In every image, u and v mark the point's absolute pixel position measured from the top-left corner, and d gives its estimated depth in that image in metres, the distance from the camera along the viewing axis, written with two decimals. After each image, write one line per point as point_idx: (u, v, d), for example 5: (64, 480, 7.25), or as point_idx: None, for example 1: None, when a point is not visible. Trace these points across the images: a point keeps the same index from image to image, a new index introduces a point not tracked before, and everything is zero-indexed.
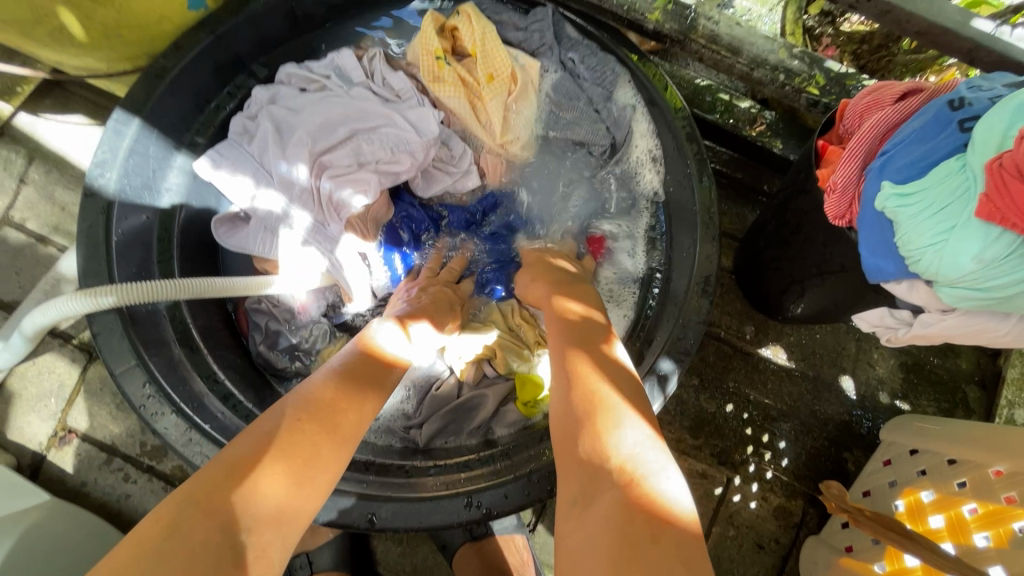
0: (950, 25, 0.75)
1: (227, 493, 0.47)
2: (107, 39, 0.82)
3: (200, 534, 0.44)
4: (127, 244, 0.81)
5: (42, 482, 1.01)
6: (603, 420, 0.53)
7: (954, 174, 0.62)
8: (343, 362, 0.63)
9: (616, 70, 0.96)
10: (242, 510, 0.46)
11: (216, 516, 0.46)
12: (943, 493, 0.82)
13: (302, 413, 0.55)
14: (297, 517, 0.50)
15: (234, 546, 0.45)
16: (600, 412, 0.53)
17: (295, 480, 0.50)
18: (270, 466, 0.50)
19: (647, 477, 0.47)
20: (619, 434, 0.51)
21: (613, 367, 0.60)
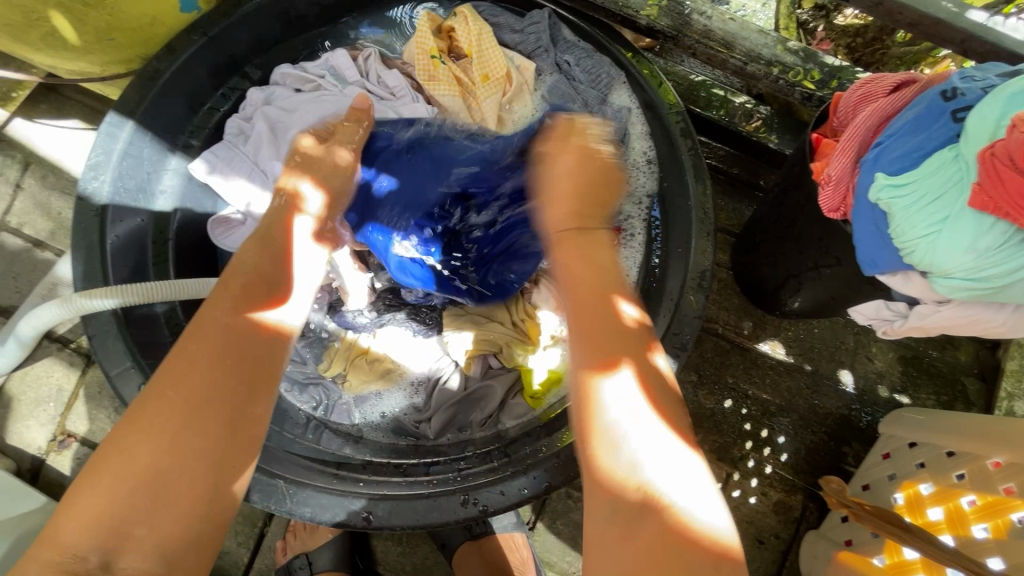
0: (942, 17, 0.75)
1: (70, 518, 0.48)
2: (99, 42, 0.82)
3: (44, 566, 0.46)
4: (122, 246, 0.81)
5: (41, 486, 1.01)
6: (642, 444, 0.51)
7: (947, 164, 0.62)
8: (208, 337, 0.58)
9: (611, 73, 0.97)
10: (80, 534, 0.47)
11: (58, 546, 0.47)
12: (942, 484, 0.82)
13: (156, 414, 0.53)
14: (182, 526, 0.50)
15: (80, 566, 0.46)
16: (637, 432, 0.52)
17: (163, 450, 0.51)
18: (111, 473, 0.50)
19: (690, 501, 0.48)
20: (655, 463, 0.50)
21: (659, 385, 0.56)
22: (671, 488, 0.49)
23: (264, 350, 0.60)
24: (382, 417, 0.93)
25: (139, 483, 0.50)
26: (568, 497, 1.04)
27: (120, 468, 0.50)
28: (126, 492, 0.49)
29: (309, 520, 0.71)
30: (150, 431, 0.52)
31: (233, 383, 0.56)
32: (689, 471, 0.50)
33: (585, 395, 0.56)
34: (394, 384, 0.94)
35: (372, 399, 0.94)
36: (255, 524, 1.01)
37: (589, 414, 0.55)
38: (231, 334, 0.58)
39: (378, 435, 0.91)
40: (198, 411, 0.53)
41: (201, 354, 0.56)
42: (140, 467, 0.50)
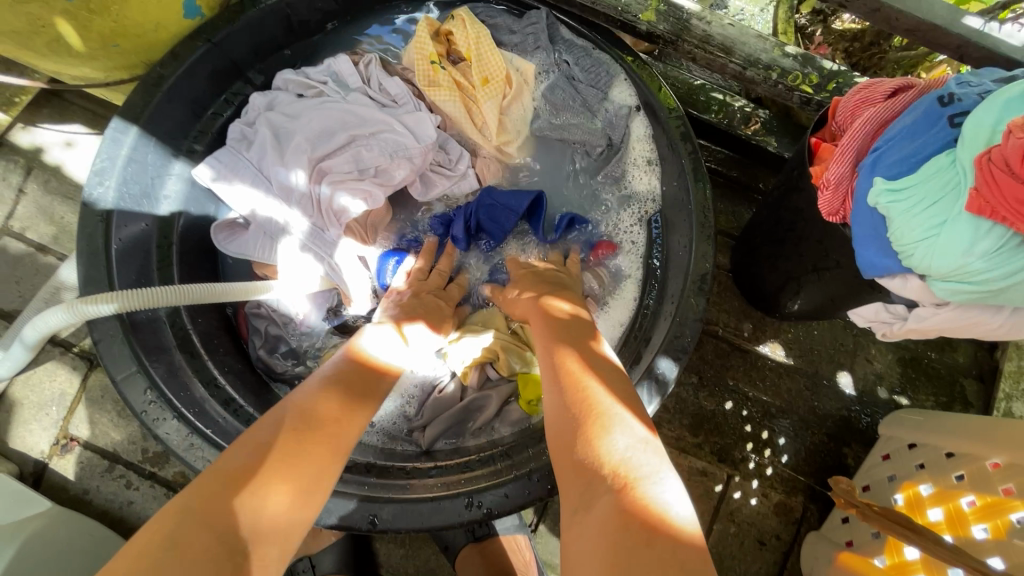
0: (938, 23, 0.76)
1: (236, 506, 0.47)
2: (103, 48, 0.83)
3: (201, 546, 0.44)
4: (127, 251, 0.81)
5: (44, 489, 1.02)
6: (591, 424, 0.54)
7: (944, 169, 0.62)
8: (332, 369, 0.65)
9: (610, 72, 1.00)
10: (246, 518, 0.47)
11: (216, 526, 0.45)
12: (942, 485, 0.82)
13: (291, 416, 0.56)
14: (298, 533, 0.51)
15: (235, 546, 0.45)
16: (593, 402, 0.56)
17: (315, 458, 0.54)
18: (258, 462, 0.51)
19: (639, 461, 0.49)
20: (603, 437, 0.52)
21: (612, 377, 0.61)
22: (622, 448, 0.50)
23: (375, 385, 0.66)
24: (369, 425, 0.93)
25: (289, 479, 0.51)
26: None
27: (268, 457, 0.52)
28: (287, 487, 0.51)
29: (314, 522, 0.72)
30: (287, 429, 0.55)
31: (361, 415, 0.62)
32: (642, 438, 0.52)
33: (553, 385, 0.62)
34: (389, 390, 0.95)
35: None
36: None
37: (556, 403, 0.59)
38: (358, 369, 0.66)
39: (373, 439, 0.91)
40: (329, 419, 0.58)
41: (331, 379, 0.63)
42: (294, 466, 0.52)
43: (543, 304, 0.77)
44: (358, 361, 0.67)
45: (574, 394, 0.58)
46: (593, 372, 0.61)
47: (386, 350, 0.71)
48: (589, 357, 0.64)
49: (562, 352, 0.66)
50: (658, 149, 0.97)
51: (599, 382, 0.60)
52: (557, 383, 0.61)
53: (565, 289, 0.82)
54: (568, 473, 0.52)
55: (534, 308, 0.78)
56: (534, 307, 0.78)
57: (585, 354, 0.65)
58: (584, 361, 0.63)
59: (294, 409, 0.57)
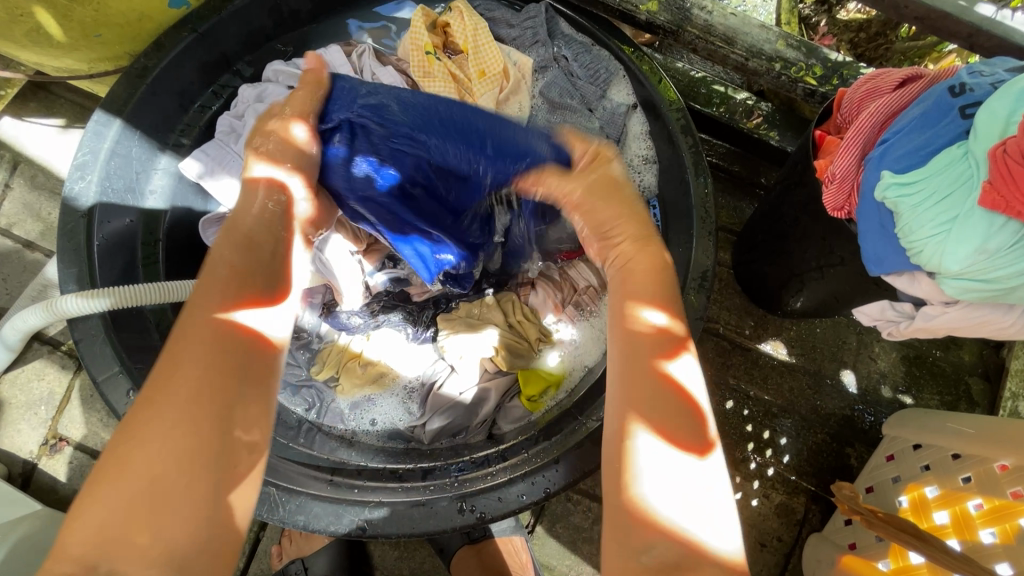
0: (948, 11, 0.73)
1: (36, 561, 0.38)
2: (85, 38, 0.80)
3: None
4: (110, 248, 0.79)
5: (32, 491, 1.00)
6: (660, 481, 0.43)
7: (957, 162, 0.60)
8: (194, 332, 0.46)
9: (610, 68, 0.96)
10: (56, 571, 0.37)
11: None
12: (948, 488, 0.80)
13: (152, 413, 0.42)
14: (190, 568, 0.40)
15: None
16: (666, 459, 0.44)
17: (183, 472, 0.41)
18: (110, 475, 0.41)
19: (717, 539, 0.42)
20: (676, 500, 0.43)
21: (683, 403, 0.47)
22: (697, 523, 0.42)
23: (246, 360, 0.47)
24: (373, 425, 0.92)
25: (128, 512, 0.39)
26: (568, 500, 1.02)
27: (120, 474, 0.41)
28: (123, 514, 0.39)
29: (302, 527, 0.69)
30: (146, 438, 0.41)
31: (253, 392, 0.46)
32: (720, 509, 0.43)
33: (615, 421, 0.48)
34: (385, 389, 0.93)
35: (366, 403, 0.93)
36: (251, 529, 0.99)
37: (618, 435, 0.47)
38: (218, 339, 0.46)
39: (374, 439, 0.90)
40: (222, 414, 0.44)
41: (212, 351, 0.45)
42: (137, 487, 0.40)
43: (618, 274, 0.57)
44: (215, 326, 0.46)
45: (641, 434, 0.46)
46: (667, 407, 0.47)
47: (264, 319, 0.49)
48: (654, 378, 0.48)
49: (645, 368, 0.49)
50: (653, 138, 0.93)
51: (669, 422, 0.46)
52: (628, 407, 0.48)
53: (638, 237, 0.60)
54: (623, 529, 0.43)
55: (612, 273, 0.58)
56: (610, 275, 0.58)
57: (658, 374, 0.49)
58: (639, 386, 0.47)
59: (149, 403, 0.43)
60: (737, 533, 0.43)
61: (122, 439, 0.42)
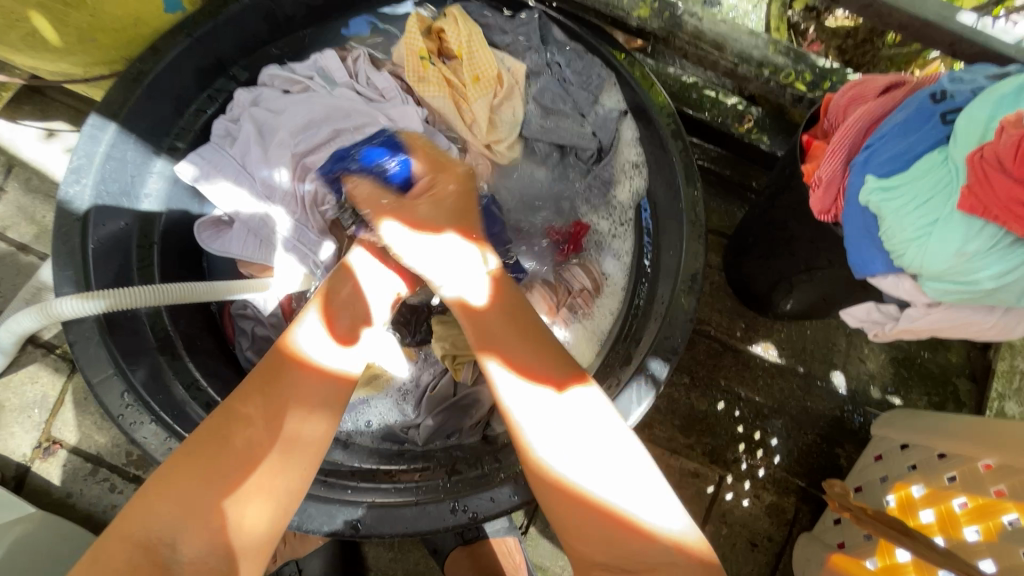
0: (931, 19, 0.75)
1: (140, 514, 0.52)
2: (81, 43, 0.81)
3: (120, 554, 0.50)
4: (105, 250, 0.79)
5: (26, 494, 1.00)
6: (584, 462, 0.57)
7: (937, 168, 0.62)
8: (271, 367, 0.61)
9: (602, 75, 0.97)
10: (150, 525, 0.51)
11: (132, 536, 0.51)
12: (934, 486, 0.82)
13: (220, 422, 0.57)
14: (262, 534, 0.55)
15: (154, 550, 0.51)
16: (571, 452, 0.58)
17: (247, 465, 0.55)
18: (189, 465, 0.54)
19: (634, 505, 0.56)
20: (611, 485, 0.56)
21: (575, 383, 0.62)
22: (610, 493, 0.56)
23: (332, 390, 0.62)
24: (368, 426, 0.92)
25: (204, 488, 0.53)
26: None
27: (199, 466, 0.54)
28: (200, 490, 0.53)
29: (296, 527, 0.70)
30: (221, 437, 0.56)
31: (304, 398, 0.60)
32: (631, 475, 0.57)
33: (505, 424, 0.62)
34: (380, 391, 0.93)
35: (360, 404, 0.93)
36: None
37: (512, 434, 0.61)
38: (294, 372, 0.61)
39: (368, 440, 0.90)
40: (284, 436, 0.57)
41: (278, 381, 0.60)
42: (203, 475, 0.54)
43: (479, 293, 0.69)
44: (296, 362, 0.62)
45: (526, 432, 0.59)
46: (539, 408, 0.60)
47: (317, 351, 0.63)
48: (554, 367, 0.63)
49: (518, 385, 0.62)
50: (642, 143, 0.95)
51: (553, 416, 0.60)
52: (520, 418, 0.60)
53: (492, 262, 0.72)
54: (553, 503, 0.58)
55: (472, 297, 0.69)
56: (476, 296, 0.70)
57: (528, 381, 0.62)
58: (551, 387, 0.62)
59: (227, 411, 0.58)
60: (649, 489, 0.57)
61: (199, 436, 0.56)
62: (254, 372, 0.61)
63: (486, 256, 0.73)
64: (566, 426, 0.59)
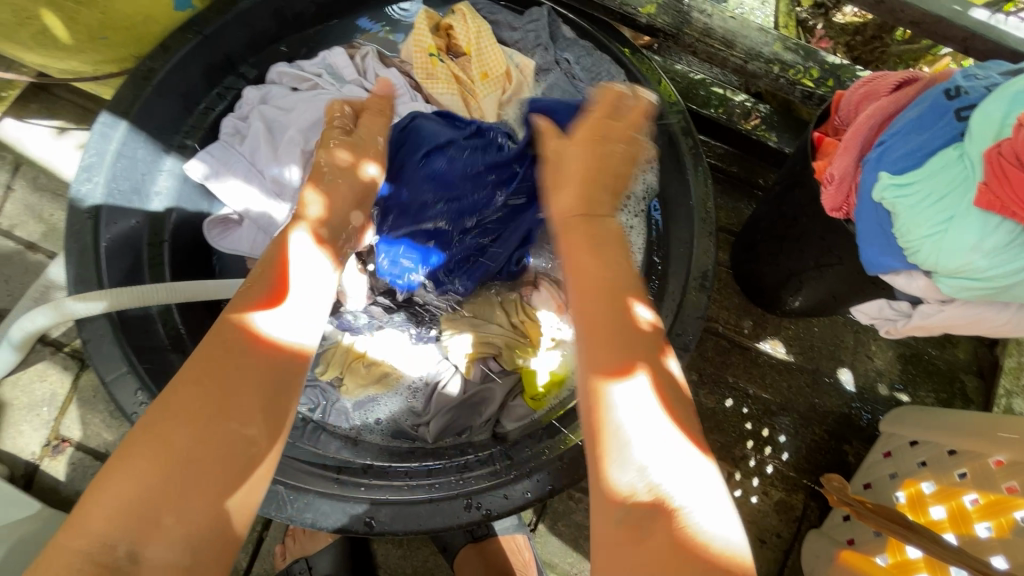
0: (943, 15, 0.75)
1: (92, 512, 0.45)
2: (91, 40, 0.81)
3: (64, 562, 0.43)
4: (116, 249, 0.80)
5: (35, 492, 1.00)
6: (662, 461, 0.47)
7: (952, 163, 0.61)
8: (216, 341, 0.54)
9: (611, 70, 0.96)
10: (103, 527, 0.44)
11: (80, 541, 0.44)
12: (944, 483, 0.82)
13: (191, 399, 0.50)
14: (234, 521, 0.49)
15: (106, 557, 0.43)
16: (653, 452, 0.47)
17: (218, 444, 0.49)
18: (148, 454, 0.47)
19: (711, 527, 0.45)
20: (690, 499, 0.45)
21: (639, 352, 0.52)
22: (690, 511, 0.45)
23: (286, 371, 0.55)
24: (377, 421, 0.92)
25: (172, 473, 0.47)
26: (569, 497, 1.04)
27: (158, 453, 0.47)
28: (168, 474, 0.47)
29: (310, 525, 0.70)
30: (187, 415, 0.49)
31: (262, 375, 0.53)
32: (706, 489, 0.46)
33: (593, 400, 0.50)
34: (389, 389, 0.93)
35: (369, 402, 0.93)
36: (255, 528, 1.00)
37: (597, 414, 0.50)
38: (246, 352, 0.53)
39: (376, 438, 0.91)
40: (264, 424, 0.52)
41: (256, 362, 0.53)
42: (171, 457, 0.47)
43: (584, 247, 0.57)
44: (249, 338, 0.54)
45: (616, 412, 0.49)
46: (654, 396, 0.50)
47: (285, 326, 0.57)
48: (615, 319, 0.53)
49: (617, 363, 0.51)
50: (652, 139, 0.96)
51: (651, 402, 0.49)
52: (614, 398, 0.49)
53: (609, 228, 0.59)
54: (618, 515, 0.46)
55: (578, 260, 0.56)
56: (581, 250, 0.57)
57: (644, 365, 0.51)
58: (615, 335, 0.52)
59: (185, 387, 0.51)
60: (726, 510, 0.46)
61: (159, 415, 0.49)
62: (205, 348, 0.54)
63: (600, 221, 0.59)
64: (632, 404, 0.49)
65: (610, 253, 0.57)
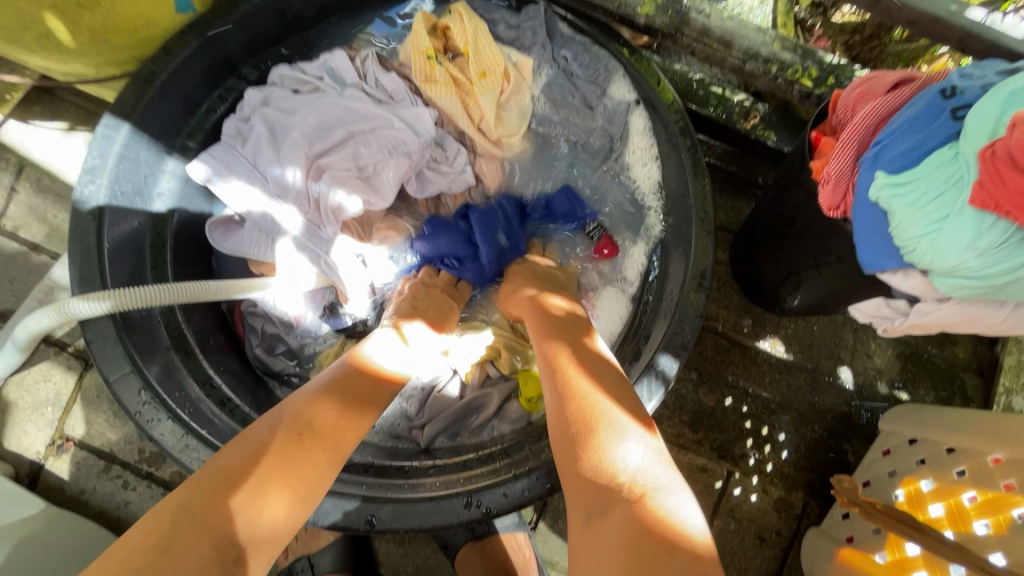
0: (940, 15, 0.75)
1: (219, 506, 0.48)
2: (94, 43, 0.82)
3: (190, 552, 0.45)
4: (119, 250, 0.80)
5: (40, 491, 1.01)
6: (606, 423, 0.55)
7: (948, 163, 0.62)
8: (334, 375, 0.64)
9: (609, 66, 0.97)
10: (234, 525, 0.48)
11: (213, 532, 0.47)
12: (943, 480, 0.82)
13: (314, 424, 0.57)
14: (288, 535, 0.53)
15: (224, 553, 0.46)
16: (597, 414, 0.56)
17: (324, 470, 0.56)
18: (277, 463, 0.53)
19: (646, 478, 0.50)
20: (627, 449, 0.52)
21: (606, 371, 0.62)
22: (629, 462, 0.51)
23: (379, 396, 0.66)
24: (368, 424, 0.92)
25: (294, 485, 0.53)
26: None
27: (288, 463, 0.53)
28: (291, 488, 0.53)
29: (312, 523, 0.71)
30: (310, 433, 0.56)
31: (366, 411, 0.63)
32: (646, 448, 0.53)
33: (550, 382, 0.63)
34: None
35: None
36: None
37: (552, 393, 0.61)
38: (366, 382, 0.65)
39: (370, 437, 0.90)
40: (294, 423, 0.56)
41: (327, 390, 0.61)
42: (299, 472, 0.54)
43: (540, 300, 0.78)
44: (363, 372, 0.66)
45: (567, 381, 0.61)
46: (597, 374, 0.62)
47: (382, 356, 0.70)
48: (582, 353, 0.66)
49: (561, 350, 0.66)
50: (650, 136, 0.96)
51: (597, 379, 0.61)
52: (567, 374, 0.62)
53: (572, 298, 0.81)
54: (577, 484, 0.53)
55: (544, 307, 0.76)
56: (544, 299, 0.78)
57: (587, 354, 0.65)
58: (582, 359, 0.64)
59: (313, 405, 0.59)
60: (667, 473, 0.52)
61: (286, 431, 0.55)
62: (330, 378, 0.63)
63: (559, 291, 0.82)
64: (584, 379, 0.61)
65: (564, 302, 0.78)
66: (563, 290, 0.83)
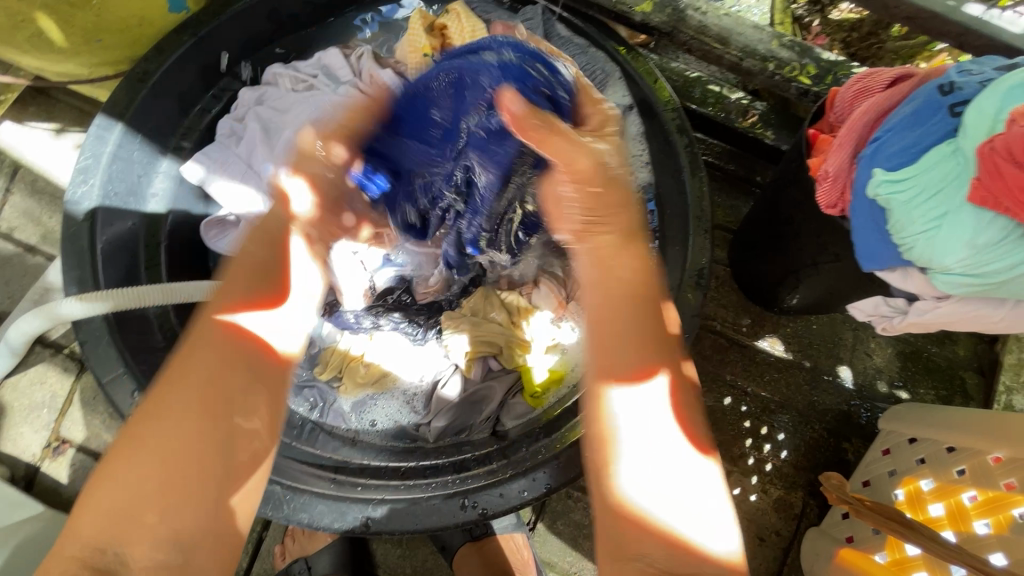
0: (938, 10, 0.74)
1: (86, 512, 0.49)
2: (86, 43, 0.81)
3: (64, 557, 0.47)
4: (113, 251, 0.80)
5: (36, 493, 1.00)
6: (651, 477, 0.51)
7: (945, 160, 0.61)
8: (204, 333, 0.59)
9: (605, 69, 0.97)
10: (97, 522, 0.49)
11: (76, 536, 0.48)
12: (943, 480, 0.82)
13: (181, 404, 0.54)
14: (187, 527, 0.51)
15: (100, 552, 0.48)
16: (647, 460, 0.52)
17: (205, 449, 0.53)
18: (136, 454, 0.51)
19: (701, 532, 0.50)
20: (678, 500, 0.50)
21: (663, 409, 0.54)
22: (681, 520, 0.50)
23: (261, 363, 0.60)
24: (373, 426, 0.92)
25: (162, 471, 0.51)
26: (568, 498, 1.03)
27: (148, 451, 0.51)
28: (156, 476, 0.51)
29: (307, 525, 0.70)
30: (176, 418, 0.53)
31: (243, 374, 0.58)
32: (699, 492, 0.51)
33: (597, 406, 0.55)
34: (386, 391, 0.94)
35: (367, 404, 0.93)
36: (254, 528, 1.00)
37: (600, 423, 0.55)
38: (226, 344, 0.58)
39: (376, 438, 0.91)
40: (174, 411, 0.53)
41: (202, 359, 0.56)
42: (161, 458, 0.51)
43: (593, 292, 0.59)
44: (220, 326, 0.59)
45: (618, 417, 0.54)
46: (652, 406, 0.54)
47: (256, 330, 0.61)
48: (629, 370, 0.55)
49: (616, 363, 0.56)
50: (646, 139, 0.94)
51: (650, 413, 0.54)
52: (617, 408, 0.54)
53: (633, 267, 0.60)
54: (614, 522, 0.52)
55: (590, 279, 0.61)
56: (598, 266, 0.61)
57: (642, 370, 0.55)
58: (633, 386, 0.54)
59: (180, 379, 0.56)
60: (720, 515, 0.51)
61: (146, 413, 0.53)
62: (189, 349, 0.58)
63: (621, 248, 0.62)
64: (638, 414, 0.54)
65: (625, 272, 0.60)
66: (634, 238, 0.63)
